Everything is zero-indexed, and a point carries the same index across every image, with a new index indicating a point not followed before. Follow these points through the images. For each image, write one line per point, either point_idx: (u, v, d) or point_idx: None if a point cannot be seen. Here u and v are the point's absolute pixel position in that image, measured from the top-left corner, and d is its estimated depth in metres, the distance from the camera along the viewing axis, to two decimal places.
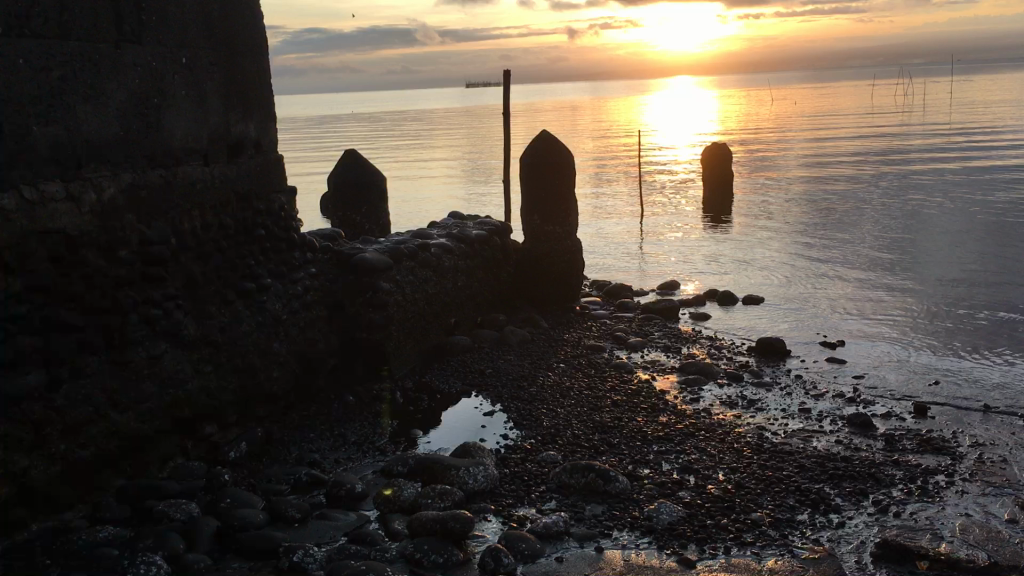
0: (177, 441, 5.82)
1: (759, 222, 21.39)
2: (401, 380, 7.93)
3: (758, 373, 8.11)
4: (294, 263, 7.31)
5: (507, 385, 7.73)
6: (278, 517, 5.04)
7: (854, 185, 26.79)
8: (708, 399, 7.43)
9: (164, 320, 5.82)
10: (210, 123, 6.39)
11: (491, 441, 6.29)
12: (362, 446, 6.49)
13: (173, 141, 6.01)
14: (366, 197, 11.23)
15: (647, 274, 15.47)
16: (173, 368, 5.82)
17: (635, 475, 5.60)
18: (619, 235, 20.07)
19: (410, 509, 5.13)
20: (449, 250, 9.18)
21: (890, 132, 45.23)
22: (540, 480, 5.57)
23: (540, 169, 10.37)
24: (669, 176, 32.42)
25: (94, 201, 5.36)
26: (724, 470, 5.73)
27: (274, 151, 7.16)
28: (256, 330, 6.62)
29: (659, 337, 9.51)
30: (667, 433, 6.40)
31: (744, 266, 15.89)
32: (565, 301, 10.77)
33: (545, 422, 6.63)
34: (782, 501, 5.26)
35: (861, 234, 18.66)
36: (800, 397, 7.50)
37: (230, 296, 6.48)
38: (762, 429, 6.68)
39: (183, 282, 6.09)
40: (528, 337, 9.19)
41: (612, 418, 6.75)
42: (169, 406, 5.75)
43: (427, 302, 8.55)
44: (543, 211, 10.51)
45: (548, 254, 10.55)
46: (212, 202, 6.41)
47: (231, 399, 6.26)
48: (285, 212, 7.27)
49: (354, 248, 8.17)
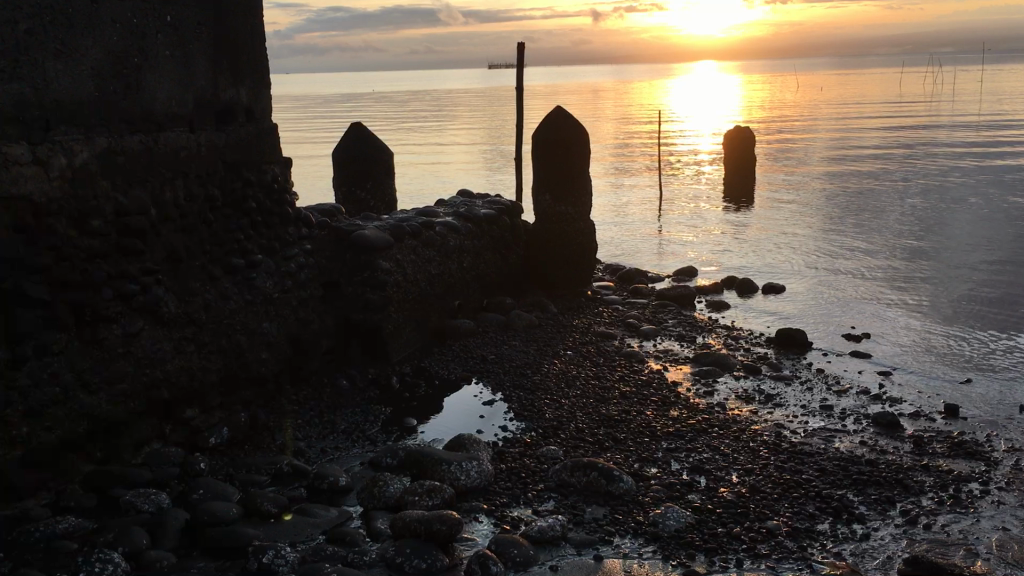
0: (153, 424, 5.45)
1: (780, 211, 20.86)
2: (399, 365, 7.54)
3: (777, 365, 7.66)
4: (288, 239, 6.91)
5: (511, 372, 7.33)
6: (253, 511, 4.67)
7: (878, 175, 26.17)
8: (723, 393, 6.99)
9: (141, 296, 5.45)
10: (198, 87, 5.97)
11: (488, 433, 5.90)
12: (353, 434, 6.11)
13: (156, 105, 5.59)
14: (372, 172, 10.82)
15: (664, 260, 15.01)
16: (150, 347, 5.45)
17: (642, 475, 5.18)
18: (634, 220, 19.63)
19: (395, 506, 4.76)
20: (455, 229, 8.76)
21: (918, 123, 44.33)
22: (539, 478, 5.17)
23: (552, 147, 9.91)
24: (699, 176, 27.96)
25: (65, 167, 4.95)
26: (738, 472, 5.30)
27: (268, 120, 6.74)
28: (243, 309, 6.23)
29: (673, 325, 9.06)
30: (678, 430, 5.98)
31: (764, 255, 15.40)
32: (577, 286, 10.32)
33: (548, 414, 6.23)
34: (801, 508, 4.84)
35: (887, 226, 18.08)
36: (821, 392, 7.06)
37: (216, 272, 6.10)
38: (780, 427, 6.24)
39: (164, 255, 5.70)
40: (535, 322, 8.77)
41: (620, 411, 6.34)
42: (144, 388, 5.38)
43: (429, 283, 8.14)
44: (555, 190, 10.04)
45: (560, 235, 10.09)
46: (199, 172, 6.01)
47: (214, 381, 5.89)
48: (279, 184, 6.86)
49: (354, 224, 7.77)
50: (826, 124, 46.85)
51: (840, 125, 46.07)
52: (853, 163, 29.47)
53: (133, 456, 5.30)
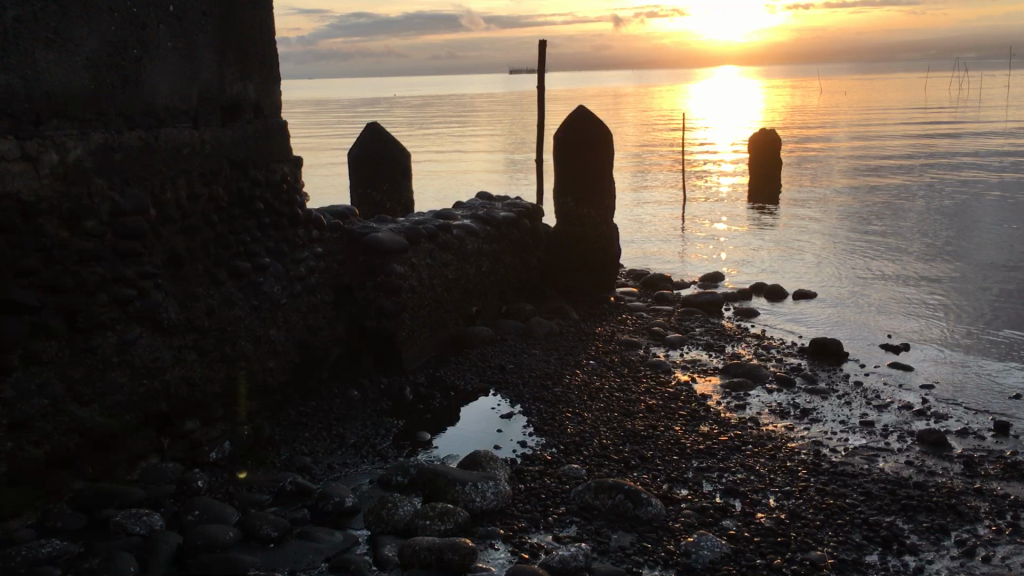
0: (150, 438, 5.13)
1: (806, 217, 20.39)
2: (413, 374, 7.19)
3: (813, 378, 7.24)
4: (298, 242, 6.58)
5: (530, 382, 6.96)
6: (252, 535, 4.33)
7: (906, 181, 25.62)
8: (755, 406, 6.58)
9: (138, 302, 5.12)
10: (202, 81, 5.64)
11: (506, 450, 5.54)
12: (362, 449, 5.76)
13: (157, 99, 5.26)
14: (388, 174, 10.48)
15: (688, 266, 14.61)
16: (148, 356, 5.12)
17: (672, 497, 4.79)
18: (656, 226, 19.24)
19: (405, 531, 4.40)
20: (474, 232, 8.40)
21: (945, 128, 43.63)
22: (560, 500, 4.80)
23: (575, 148, 9.52)
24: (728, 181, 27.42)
25: (55, 163, 4.63)
26: (775, 495, 4.91)
27: (278, 117, 6.41)
28: (248, 315, 5.91)
29: (701, 333, 8.66)
30: (710, 447, 5.59)
31: (790, 262, 14.96)
32: (600, 292, 9.94)
33: (569, 429, 5.85)
34: (846, 537, 4.44)
35: (918, 233, 17.59)
36: (860, 407, 6.64)
37: (220, 276, 5.77)
38: (819, 445, 5.83)
39: (165, 258, 5.38)
40: (557, 329, 8.39)
41: (646, 425, 5.94)
42: (141, 400, 5.06)
43: (446, 289, 7.78)
44: (576, 192, 9.63)
45: (581, 239, 9.70)
46: (203, 170, 5.68)
47: (216, 392, 5.56)
48: (288, 184, 6.53)
49: (367, 226, 7.43)
50: (851, 130, 46.22)
51: (865, 131, 45.43)
52: (879, 169, 28.91)
53: (128, 472, 4.97)
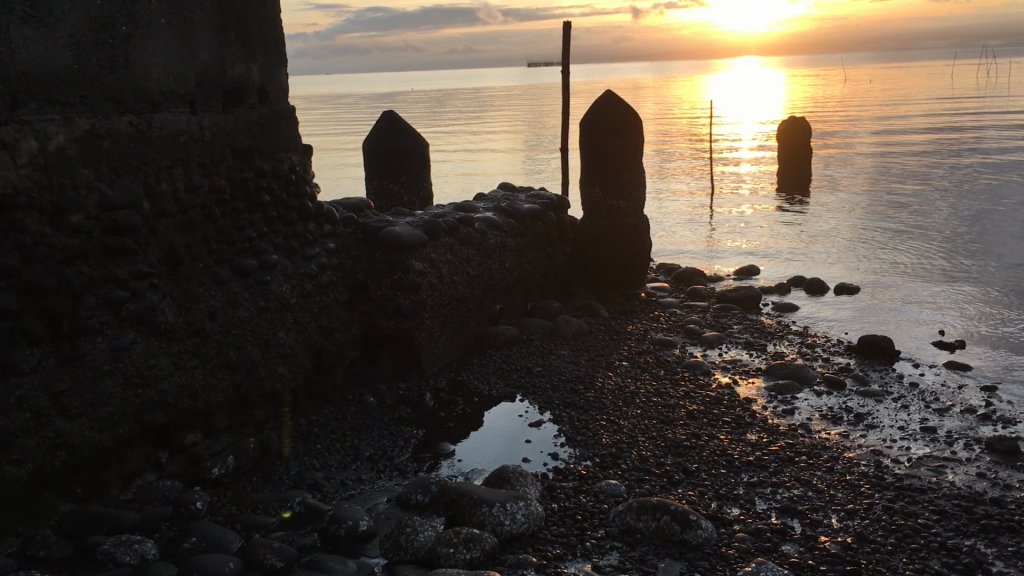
0: (145, 454, 4.69)
1: (837, 209, 19.76)
2: (433, 377, 6.71)
3: (864, 379, 6.70)
4: (308, 237, 6.14)
5: (560, 386, 6.46)
6: (254, 566, 3.87)
7: (938, 172, 24.87)
8: (805, 412, 6.06)
9: (131, 304, 4.68)
10: (201, 62, 5.20)
11: (536, 464, 5.06)
12: (379, 461, 5.29)
13: (149, 81, 4.81)
14: (407, 165, 10.02)
15: (719, 260, 14.08)
16: (144, 363, 4.68)
17: (723, 518, 4.29)
18: (682, 219, 18.68)
19: (426, 560, 3.92)
20: (496, 225, 7.91)
21: (975, 117, 42.70)
22: (598, 522, 4.30)
23: (605, 134, 8.97)
24: (754, 173, 26.76)
25: (35, 152, 4.18)
26: (838, 515, 4.40)
27: (283, 102, 5.95)
28: (255, 317, 5.46)
29: (739, 331, 8.12)
30: (760, 459, 5.07)
31: (825, 256, 14.37)
32: (629, 287, 9.44)
33: (604, 439, 5.35)
34: (923, 565, 3.93)
35: (957, 225, 16.92)
36: (920, 412, 6.10)
37: (223, 274, 5.32)
38: (879, 454, 5.30)
39: (162, 256, 4.94)
40: (586, 328, 7.88)
41: (688, 434, 5.43)
42: (136, 411, 4.61)
43: (468, 287, 7.30)
44: (602, 181, 9.10)
45: (608, 231, 9.17)
46: (204, 160, 5.23)
47: (219, 401, 5.11)
48: (297, 175, 6.08)
49: (382, 220, 6.97)
50: (877, 120, 45.38)
51: (892, 120, 44.61)
52: (910, 160, 28.16)
53: (122, 492, 4.54)
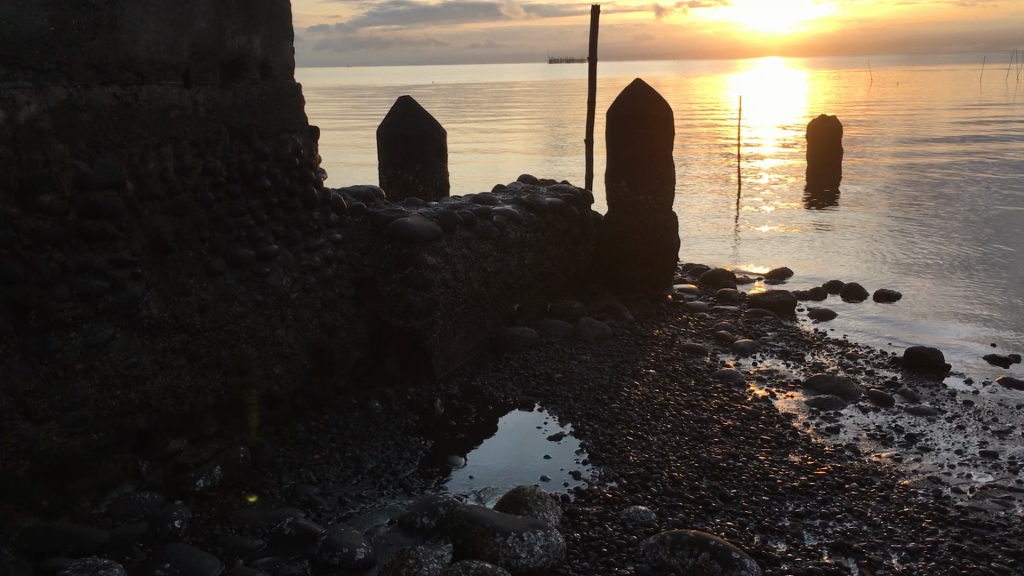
0: (122, 464, 4.21)
1: (866, 213, 19.13)
2: (444, 380, 6.22)
3: (913, 395, 6.15)
4: (312, 227, 5.66)
5: (582, 394, 5.95)
6: None
7: (969, 177, 24.17)
8: (851, 431, 5.52)
9: (110, 295, 4.20)
10: (195, 31, 4.71)
11: (555, 484, 4.56)
12: (382, 474, 4.80)
13: (136, 49, 4.32)
14: (423, 154, 9.52)
15: (745, 262, 13.52)
16: (123, 361, 4.20)
17: (769, 556, 3.77)
18: (707, 220, 18.11)
19: None
20: (515, 219, 7.41)
21: (1006, 123, 41.86)
22: (626, 557, 3.78)
23: (635, 124, 8.42)
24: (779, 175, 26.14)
25: (3, 123, 3.70)
26: (899, 555, 3.89)
27: (288, 80, 5.47)
28: (251, 312, 4.98)
29: (774, 339, 7.58)
30: (806, 485, 4.54)
31: (857, 260, 13.78)
32: (656, 288, 8.90)
33: (632, 457, 4.84)
34: None
35: (993, 230, 16.29)
36: (977, 434, 5.55)
37: (217, 265, 4.84)
38: (938, 482, 4.77)
39: (147, 243, 4.46)
40: (610, 331, 7.35)
41: (725, 454, 4.91)
42: (113, 415, 4.14)
43: (484, 284, 6.81)
44: (630, 176, 8.57)
45: (635, 229, 8.63)
46: (197, 139, 4.75)
47: (207, 405, 4.64)
48: (301, 159, 5.60)
49: (394, 210, 6.48)
50: (903, 124, 44.63)
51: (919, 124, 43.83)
52: (939, 164, 27.41)
53: (95, 503, 4.06)
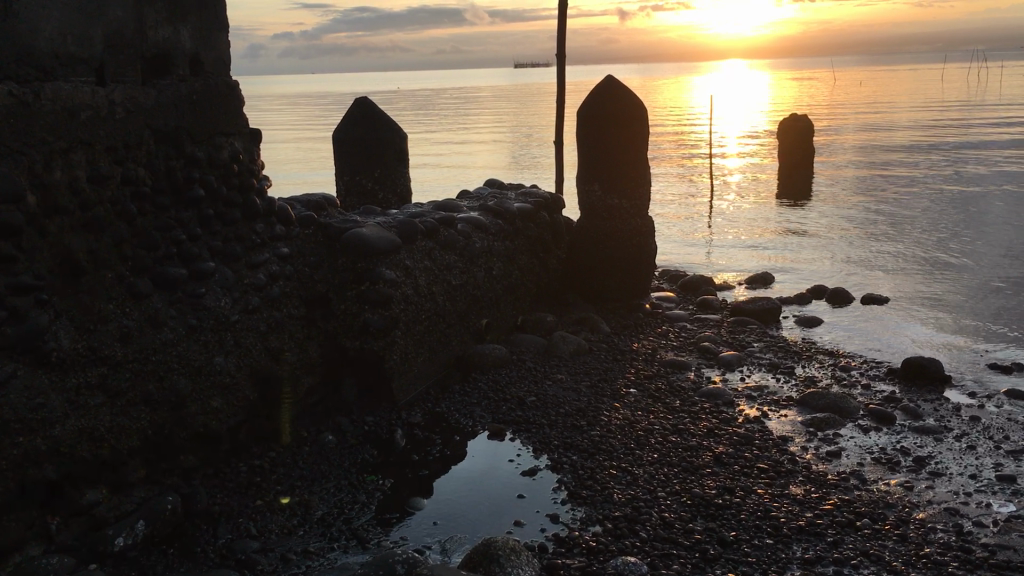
0: (25, 523, 3.60)
1: (838, 216, 18.83)
2: (406, 407, 5.65)
3: (916, 412, 5.68)
4: (254, 241, 5.07)
5: (557, 420, 5.41)
6: None
7: (937, 179, 24.02)
8: (854, 455, 5.03)
9: (10, 326, 3.60)
10: (110, 22, 4.12)
11: (530, 530, 4.02)
12: (334, 522, 4.23)
13: (36, 41, 3.72)
14: (382, 159, 8.94)
15: (722, 269, 13.06)
16: (29, 403, 3.60)
17: None
18: (678, 224, 17.70)
19: None
20: (481, 227, 6.87)
21: (971, 123, 42.02)
22: None
23: (607, 124, 7.90)
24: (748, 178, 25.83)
25: None
26: None
27: (223, 76, 4.88)
28: (184, 339, 4.39)
29: (761, 350, 7.09)
30: (813, 524, 4.04)
31: (833, 265, 13.39)
32: (632, 297, 8.40)
33: (616, 495, 4.30)
34: None
35: (967, 234, 16.01)
36: (990, 455, 5.07)
37: (142, 287, 4.25)
38: (956, 515, 4.27)
39: (56, 264, 3.86)
40: (586, 346, 6.83)
41: (719, 489, 4.39)
42: (16, 467, 3.54)
43: (449, 299, 6.25)
44: (603, 179, 8.05)
45: (609, 235, 8.11)
46: (116, 143, 4.15)
47: (130, 448, 4.04)
48: (240, 165, 5.01)
49: (348, 220, 5.91)
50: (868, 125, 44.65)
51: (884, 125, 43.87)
52: (906, 166, 27.29)
53: None
